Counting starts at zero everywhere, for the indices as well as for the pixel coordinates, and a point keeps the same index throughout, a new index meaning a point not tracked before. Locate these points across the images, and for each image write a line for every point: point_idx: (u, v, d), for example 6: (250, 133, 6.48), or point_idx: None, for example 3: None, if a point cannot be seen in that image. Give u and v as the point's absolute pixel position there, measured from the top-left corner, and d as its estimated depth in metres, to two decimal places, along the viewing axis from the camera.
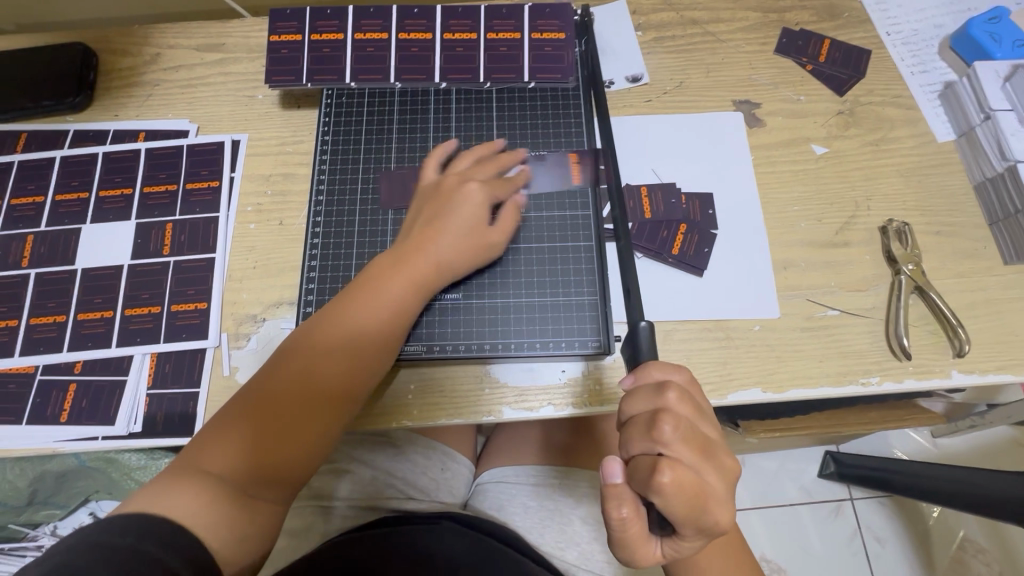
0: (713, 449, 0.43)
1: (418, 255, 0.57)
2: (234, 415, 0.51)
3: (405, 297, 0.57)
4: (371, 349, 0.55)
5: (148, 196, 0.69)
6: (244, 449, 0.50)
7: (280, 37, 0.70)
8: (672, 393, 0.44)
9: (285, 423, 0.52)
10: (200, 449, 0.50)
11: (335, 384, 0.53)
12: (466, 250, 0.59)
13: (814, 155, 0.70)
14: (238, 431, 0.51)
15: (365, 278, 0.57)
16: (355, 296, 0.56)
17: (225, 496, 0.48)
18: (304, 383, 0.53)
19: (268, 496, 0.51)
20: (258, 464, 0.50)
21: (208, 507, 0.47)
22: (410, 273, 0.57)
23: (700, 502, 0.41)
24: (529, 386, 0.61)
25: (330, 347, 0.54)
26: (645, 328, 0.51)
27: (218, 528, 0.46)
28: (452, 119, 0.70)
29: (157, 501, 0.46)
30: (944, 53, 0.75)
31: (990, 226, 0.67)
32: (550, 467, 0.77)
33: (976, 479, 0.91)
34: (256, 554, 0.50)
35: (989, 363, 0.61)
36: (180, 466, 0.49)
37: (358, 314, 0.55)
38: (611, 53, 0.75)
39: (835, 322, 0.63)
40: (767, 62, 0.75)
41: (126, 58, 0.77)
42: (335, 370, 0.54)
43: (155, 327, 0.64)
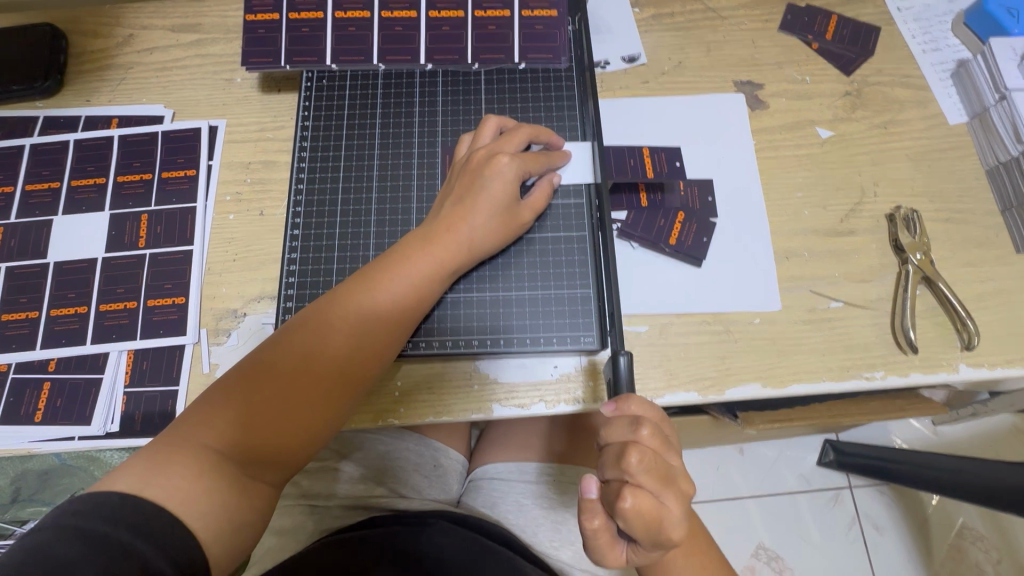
0: (679, 479, 0.42)
1: (446, 232, 0.55)
2: (238, 391, 0.49)
3: (428, 275, 0.54)
4: (385, 328, 0.53)
5: (122, 185, 0.66)
6: (245, 429, 0.48)
7: (256, 17, 0.66)
8: (645, 428, 0.42)
9: (293, 401, 0.50)
10: (199, 425, 0.48)
11: (348, 370, 0.51)
12: (490, 231, 0.56)
13: (819, 139, 0.67)
14: (243, 406, 0.49)
15: (390, 258, 0.54)
16: (378, 274, 0.53)
17: (222, 479, 0.46)
18: (315, 359, 0.51)
19: (263, 481, 0.49)
20: (257, 448, 0.48)
21: (200, 497, 0.44)
22: (434, 253, 0.54)
23: (658, 530, 0.40)
24: (520, 382, 0.59)
25: (346, 325, 0.52)
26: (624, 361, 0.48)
27: (213, 517, 0.45)
28: (439, 102, 0.66)
29: (147, 486, 0.44)
30: (957, 30, 0.71)
31: (1003, 213, 0.64)
32: (544, 463, 0.75)
33: (978, 471, 0.89)
34: (246, 549, 0.48)
35: (998, 356, 0.59)
36: (174, 439, 0.47)
37: (375, 291, 0.53)
38: (606, 31, 0.71)
39: (838, 314, 0.60)
40: (771, 40, 0.71)
41: (98, 40, 0.73)
42: (346, 349, 0.51)
43: (131, 323, 0.61)
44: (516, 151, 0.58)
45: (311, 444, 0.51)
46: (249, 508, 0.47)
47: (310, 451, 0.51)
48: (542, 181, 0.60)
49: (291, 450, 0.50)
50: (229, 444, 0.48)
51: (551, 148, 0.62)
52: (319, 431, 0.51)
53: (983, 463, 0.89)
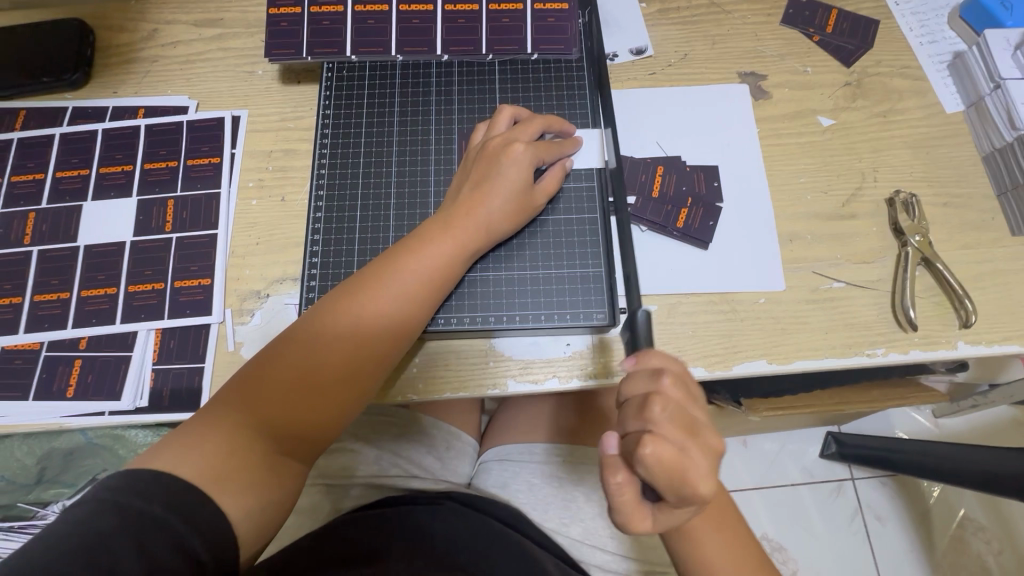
0: (702, 431, 0.43)
1: (464, 216, 0.57)
2: (269, 369, 0.52)
3: (447, 258, 0.56)
4: (410, 308, 0.55)
5: (148, 172, 0.69)
6: (277, 405, 0.50)
7: (278, 10, 0.69)
8: (665, 379, 0.44)
9: (324, 378, 0.52)
10: (235, 401, 0.50)
11: (372, 348, 0.54)
12: (507, 214, 0.59)
13: (821, 127, 0.70)
14: (276, 383, 0.51)
15: (411, 242, 0.57)
16: (400, 256, 0.56)
17: (254, 455, 0.49)
18: (343, 338, 0.53)
19: (288, 458, 0.51)
20: (288, 423, 0.51)
21: (227, 476, 0.47)
22: (452, 236, 0.56)
23: (683, 481, 0.41)
24: (534, 359, 0.61)
25: (369, 306, 0.54)
26: (642, 315, 0.50)
27: (241, 493, 0.47)
28: (455, 91, 0.69)
29: (182, 463, 0.46)
30: (953, 23, 0.74)
31: (998, 197, 0.66)
32: (556, 443, 0.78)
33: (978, 456, 0.91)
34: (273, 524, 0.50)
35: (995, 334, 0.61)
36: (212, 416, 0.50)
37: (398, 272, 0.55)
38: (615, 25, 0.74)
39: (840, 294, 0.63)
40: (774, 33, 0.74)
41: (124, 34, 0.76)
42: (370, 329, 0.54)
43: (158, 303, 0.64)
44: (530, 137, 0.61)
45: (338, 420, 0.53)
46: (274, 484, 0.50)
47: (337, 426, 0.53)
48: (556, 165, 0.62)
49: (322, 423, 0.52)
50: (263, 419, 0.50)
51: (564, 135, 0.64)
52: (348, 405, 0.53)
53: (984, 449, 0.91)
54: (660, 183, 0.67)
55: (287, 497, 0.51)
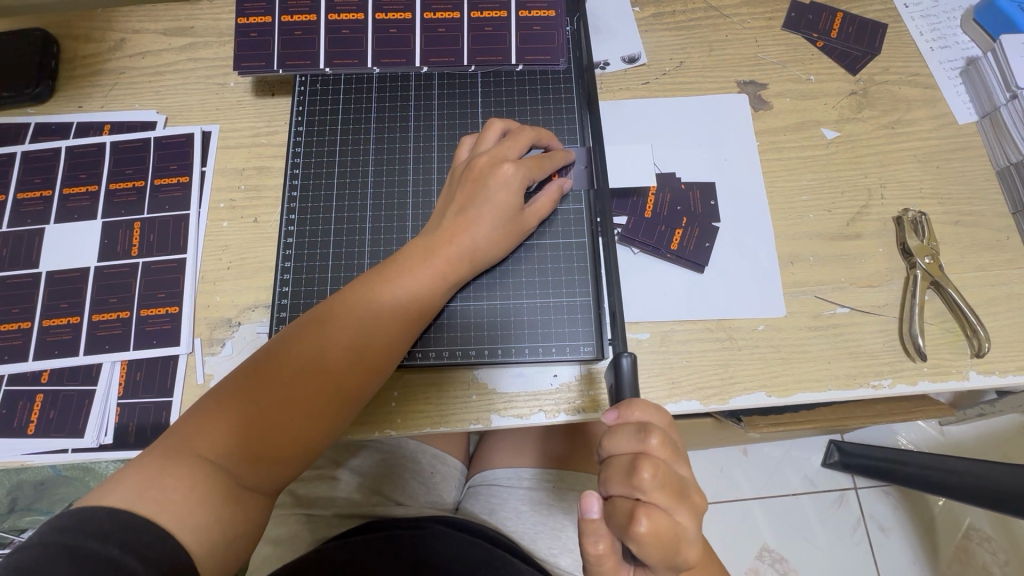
0: (692, 493, 0.41)
1: (449, 242, 0.53)
2: (233, 401, 0.47)
3: (430, 287, 0.53)
4: (387, 339, 0.51)
5: (114, 193, 0.65)
6: (242, 440, 0.46)
7: (248, 20, 0.65)
8: (654, 438, 0.41)
9: (291, 414, 0.48)
10: (194, 434, 0.46)
11: (348, 383, 0.50)
12: (494, 241, 0.55)
13: (824, 140, 0.66)
14: (238, 418, 0.47)
15: (393, 269, 0.53)
16: (380, 284, 0.52)
17: (214, 489, 0.44)
18: (314, 373, 0.49)
19: (260, 491, 0.47)
20: (255, 457, 0.47)
21: (193, 506, 0.43)
22: (437, 264, 0.53)
23: (674, 549, 0.39)
24: (518, 392, 0.58)
25: (346, 338, 0.50)
26: (627, 365, 0.46)
27: (207, 530, 0.43)
28: (435, 106, 0.65)
29: (138, 499, 0.42)
30: (967, 27, 0.69)
31: (1014, 215, 0.62)
32: (546, 468, 0.75)
33: (984, 473, 0.88)
34: (236, 562, 0.46)
35: (1008, 363, 0.57)
36: (169, 449, 0.45)
37: (375, 300, 0.51)
38: (605, 31, 0.70)
39: (844, 321, 0.59)
40: (774, 38, 0.69)
41: (89, 45, 0.72)
42: (346, 363, 0.50)
43: (124, 333, 0.61)
44: (520, 155, 0.57)
45: (306, 456, 0.49)
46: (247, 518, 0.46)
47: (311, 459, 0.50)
48: (552, 187, 0.58)
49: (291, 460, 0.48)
50: (228, 458, 0.46)
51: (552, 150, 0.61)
52: (319, 441, 0.50)
53: (994, 466, 0.87)
54: (653, 203, 0.63)
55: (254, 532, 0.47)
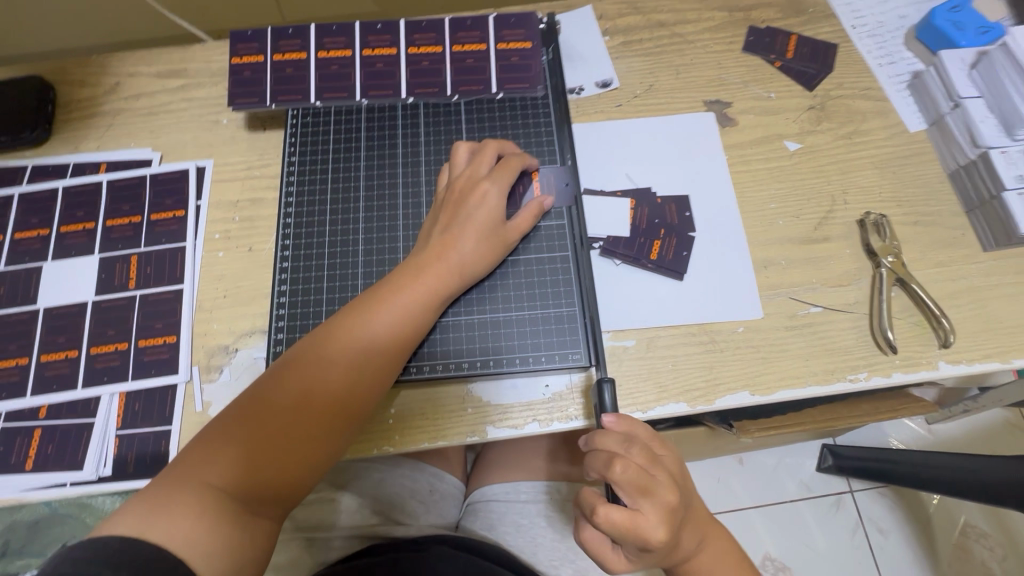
0: (664, 494, 0.46)
1: (438, 259, 0.56)
2: (235, 425, 0.49)
3: (423, 302, 0.55)
4: (382, 356, 0.53)
5: (111, 229, 0.67)
6: (245, 463, 0.47)
7: (241, 59, 0.69)
8: (632, 445, 0.47)
9: (292, 434, 0.49)
10: (198, 461, 0.46)
11: (347, 400, 0.51)
12: (481, 257, 0.58)
13: (788, 151, 0.70)
14: (240, 441, 0.48)
15: (385, 288, 0.55)
16: (373, 303, 0.54)
17: (221, 515, 0.44)
18: (313, 394, 0.50)
19: (265, 515, 0.48)
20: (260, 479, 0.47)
21: (203, 532, 0.43)
22: (427, 281, 0.55)
23: (636, 535, 0.45)
24: (512, 404, 0.59)
25: (342, 356, 0.52)
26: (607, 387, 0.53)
27: (215, 557, 0.43)
28: (421, 134, 0.68)
29: (147, 528, 0.42)
30: (911, 44, 0.75)
31: (967, 214, 0.66)
32: (544, 481, 0.76)
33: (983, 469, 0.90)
34: None
35: (974, 352, 0.60)
36: (174, 477, 0.46)
37: (369, 318, 0.53)
38: (578, 59, 0.74)
39: (818, 319, 0.62)
40: (735, 61, 0.75)
41: (85, 89, 0.75)
42: (344, 379, 0.51)
43: (123, 364, 0.62)
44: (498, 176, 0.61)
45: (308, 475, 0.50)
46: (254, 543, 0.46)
47: (313, 478, 0.51)
48: (532, 203, 0.61)
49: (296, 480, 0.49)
50: (232, 481, 0.46)
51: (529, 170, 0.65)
52: (321, 459, 0.51)
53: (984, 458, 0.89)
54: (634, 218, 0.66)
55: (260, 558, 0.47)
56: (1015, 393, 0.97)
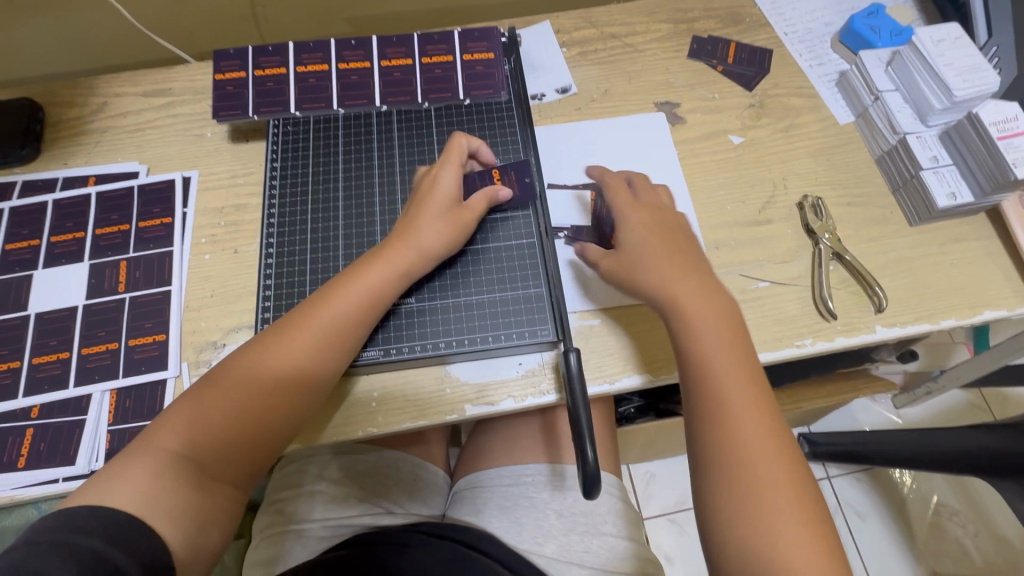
0: (670, 271, 0.60)
1: (396, 244, 0.61)
2: (205, 396, 0.53)
3: (380, 284, 0.59)
4: (339, 334, 0.57)
5: (100, 237, 0.70)
6: (204, 432, 0.52)
7: (224, 75, 0.74)
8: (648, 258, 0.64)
9: (257, 402, 0.53)
10: (163, 428, 0.51)
11: (306, 376, 0.55)
12: (439, 240, 0.62)
13: (732, 145, 0.77)
14: (210, 408, 0.52)
15: (349, 271, 0.60)
16: (336, 284, 0.59)
17: (179, 479, 0.49)
18: (275, 367, 0.54)
19: (220, 482, 0.52)
20: (216, 446, 0.52)
21: (159, 493, 0.48)
22: (385, 263, 0.60)
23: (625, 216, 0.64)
24: (488, 382, 0.63)
25: (305, 333, 0.56)
26: (572, 358, 0.58)
27: (171, 514, 0.48)
28: (395, 138, 0.73)
29: (109, 488, 0.47)
30: (836, 47, 0.83)
31: (893, 193, 0.73)
32: (526, 463, 0.78)
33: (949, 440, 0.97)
34: (208, 552, 0.50)
35: (907, 315, 0.67)
36: (144, 442, 0.51)
37: (332, 298, 0.58)
38: (539, 69, 0.81)
39: (766, 293, 0.68)
40: (682, 66, 0.82)
41: (73, 109, 0.79)
42: (304, 355, 0.55)
43: (113, 363, 0.64)
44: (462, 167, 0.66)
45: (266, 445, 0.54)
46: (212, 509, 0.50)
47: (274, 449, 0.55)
48: (490, 189, 0.66)
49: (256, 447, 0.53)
50: (197, 444, 0.51)
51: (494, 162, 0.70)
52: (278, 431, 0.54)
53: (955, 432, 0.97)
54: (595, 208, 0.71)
55: (219, 521, 0.51)
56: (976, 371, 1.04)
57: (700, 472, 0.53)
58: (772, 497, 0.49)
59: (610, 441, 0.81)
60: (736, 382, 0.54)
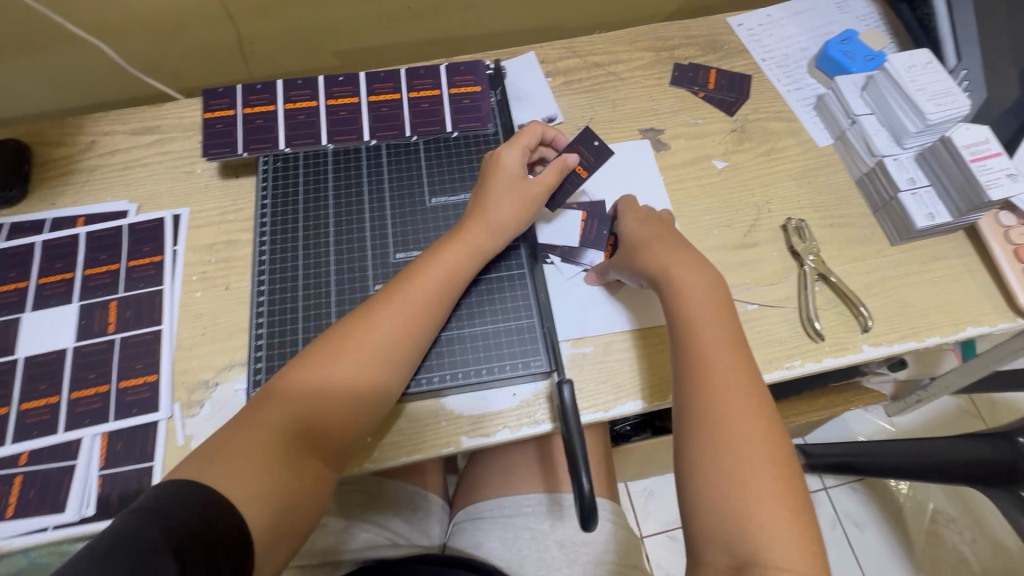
0: (676, 254, 0.63)
1: (470, 224, 0.66)
2: (296, 374, 0.56)
3: (459, 261, 0.64)
4: (418, 316, 0.60)
5: (89, 278, 0.70)
6: (301, 407, 0.55)
7: (212, 114, 0.74)
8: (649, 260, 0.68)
9: (351, 373, 0.57)
10: (266, 406, 0.55)
11: (391, 347, 0.59)
12: (505, 228, 0.66)
13: (716, 170, 0.78)
14: (296, 387, 0.56)
15: (427, 253, 0.64)
16: (416, 263, 0.63)
17: (280, 451, 0.52)
18: (359, 345, 0.58)
19: (317, 453, 0.54)
20: (312, 419, 0.55)
21: (266, 466, 0.51)
22: (462, 242, 0.65)
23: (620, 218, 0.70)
24: (483, 414, 0.63)
25: (392, 307, 0.60)
26: (567, 389, 0.58)
27: (274, 489, 0.50)
28: (384, 172, 0.74)
29: (225, 465, 0.50)
30: (813, 73, 0.86)
31: (874, 214, 0.75)
32: (524, 494, 0.78)
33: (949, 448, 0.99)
34: (296, 526, 0.52)
35: (892, 334, 0.68)
36: (249, 419, 0.54)
37: (415, 275, 0.62)
38: (526, 99, 0.82)
39: (755, 315, 0.69)
40: (664, 93, 0.84)
41: (62, 148, 0.79)
42: (393, 327, 0.59)
43: (104, 406, 0.64)
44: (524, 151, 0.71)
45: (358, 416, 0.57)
46: (293, 486, 0.52)
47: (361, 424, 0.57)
48: (558, 164, 0.71)
49: (332, 426, 0.55)
50: (282, 418, 0.54)
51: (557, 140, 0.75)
52: (354, 411, 0.56)
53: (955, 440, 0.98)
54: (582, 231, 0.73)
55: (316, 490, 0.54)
56: (962, 380, 1.06)
57: (684, 439, 0.55)
58: (745, 456, 0.52)
59: (606, 466, 0.81)
60: (722, 350, 0.57)
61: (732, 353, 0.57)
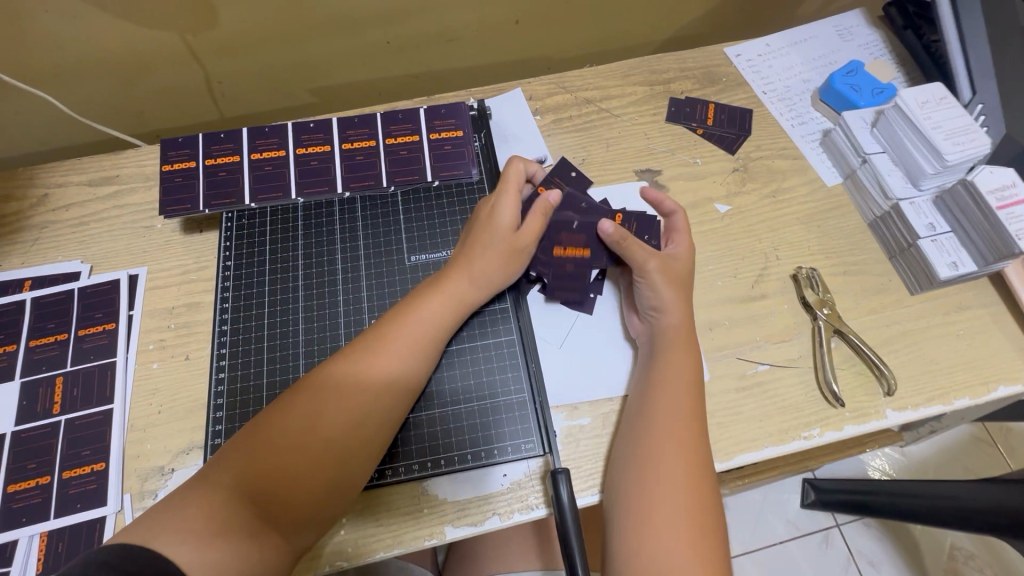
0: (671, 293, 0.61)
1: (453, 273, 0.60)
2: (254, 435, 0.49)
3: (440, 314, 0.58)
4: (399, 366, 0.54)
5: (34, 350, 0.64)
6: (258, 473, 0.47)
7: (172, 166, 0.68)
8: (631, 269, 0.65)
9: (315, 437, 0.49)
10: (219, 468, 0.47)
11: (364, 411, 0.52)
12: (491, 278, 0.61)
13: (718, 214, 0.73)
14: (250, 449, 0.48)
15: (408, 301, 0.58)
16: (396, 314, 0.57)
17: (228, 521, 0.45)
18: (334, 397, 0.51)
19: (271, 530, 0.46)
20: (268, 489, 0.47)
21: (209, 540, 0.43)
22: (444, 293, 0.59)
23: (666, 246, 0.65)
24: (470, 499, 0.57)
25: (366, 363, 0.53)
26: (559, 475, 0.53)
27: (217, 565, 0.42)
28: (359, 227, 0.69)
29: (170, 530, 0.43)
30: (817, 106, 0.81)
31: (890, 260, 0.70)
32: (517, 570, 0.71)
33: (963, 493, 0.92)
34: None
35: (918, 396, 0.62)
36: (198, 484, 0.47)
37: (393, 325, 0.56)
38: (513, 139, 0.77)
39: (766, 377, 0.63)
40: (660, 131, 0.79)
41: (9, 204, 0.73)
42: (367, 388, 0.52)
43: (44, 500, 0.57)
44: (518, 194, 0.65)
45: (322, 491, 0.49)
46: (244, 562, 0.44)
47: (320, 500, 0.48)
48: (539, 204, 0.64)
49: (297, 493, 0.47)
50: (238, 478, 0.47)
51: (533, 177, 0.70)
52: (325, 477, 0.49)
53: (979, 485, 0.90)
54: (576, 251, 0.65)
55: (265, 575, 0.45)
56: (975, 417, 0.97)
57: (614, 472, 0.55)
58: (658, 513, 0.49)
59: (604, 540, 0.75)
60: (675, 399, 0.55)
61: (686, 398, 0.55)
